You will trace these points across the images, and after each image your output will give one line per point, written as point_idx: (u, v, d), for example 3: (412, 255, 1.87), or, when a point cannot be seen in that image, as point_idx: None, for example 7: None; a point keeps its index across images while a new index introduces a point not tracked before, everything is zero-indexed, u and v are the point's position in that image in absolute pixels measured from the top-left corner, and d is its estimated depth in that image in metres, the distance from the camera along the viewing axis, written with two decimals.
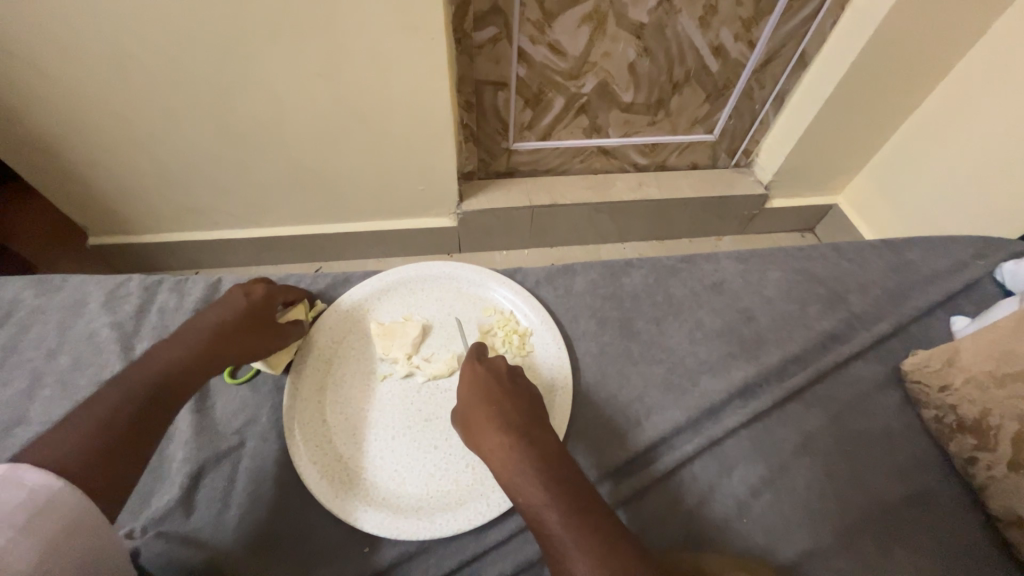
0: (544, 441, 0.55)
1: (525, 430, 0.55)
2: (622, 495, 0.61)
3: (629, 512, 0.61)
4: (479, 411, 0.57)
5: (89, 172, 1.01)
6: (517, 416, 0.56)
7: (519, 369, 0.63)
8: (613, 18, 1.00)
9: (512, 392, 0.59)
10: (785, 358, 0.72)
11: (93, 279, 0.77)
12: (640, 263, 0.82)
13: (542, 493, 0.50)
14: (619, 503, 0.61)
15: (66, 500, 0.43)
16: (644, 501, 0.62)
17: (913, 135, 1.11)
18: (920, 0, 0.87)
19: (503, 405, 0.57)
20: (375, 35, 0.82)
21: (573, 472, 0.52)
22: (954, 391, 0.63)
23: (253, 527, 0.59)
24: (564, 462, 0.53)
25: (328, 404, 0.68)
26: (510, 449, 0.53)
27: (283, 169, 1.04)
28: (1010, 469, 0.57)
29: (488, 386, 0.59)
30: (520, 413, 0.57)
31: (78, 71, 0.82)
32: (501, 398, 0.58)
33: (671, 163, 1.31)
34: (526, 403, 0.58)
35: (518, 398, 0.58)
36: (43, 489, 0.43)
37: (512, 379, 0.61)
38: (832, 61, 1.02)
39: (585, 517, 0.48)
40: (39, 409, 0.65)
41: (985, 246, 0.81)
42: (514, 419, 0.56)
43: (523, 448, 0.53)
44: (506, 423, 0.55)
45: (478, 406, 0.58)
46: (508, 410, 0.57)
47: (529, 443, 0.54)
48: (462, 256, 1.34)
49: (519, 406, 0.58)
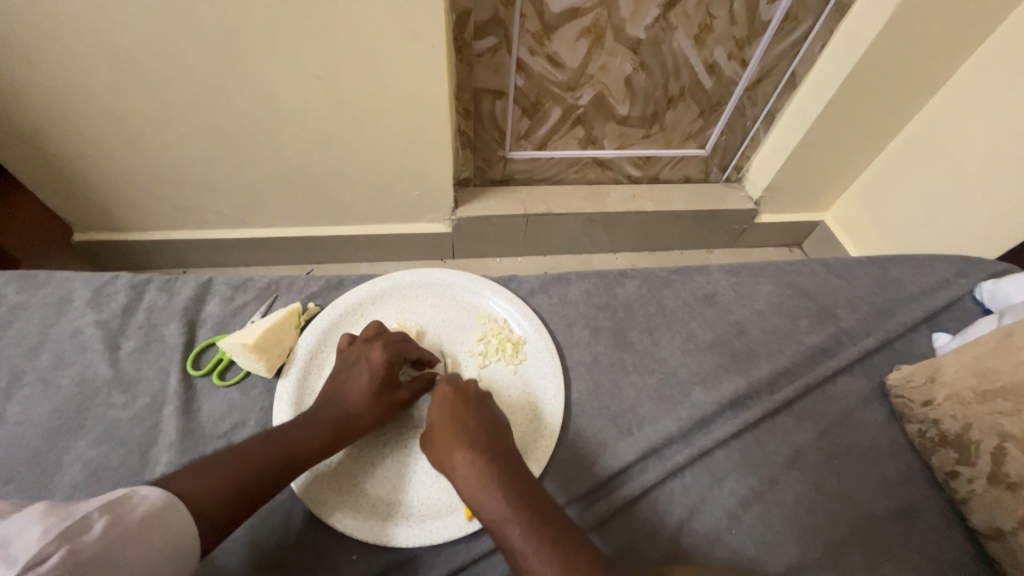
0: (508, 457, 0.54)
1: (488, 447, 0.54)
2: (596, 516, 0.60)
3: (603, 534, 0.60)
4: (445, 428, 0.56)
5: (77, 167, 0.99)
6: (482, 433, 0.56)
7: (487, 393, 0.61)
8: (610, 33, 1.01)
9: (478, 409, 0.58)
10: (775, 370, 0.73)
11: (79, 276, 0.75)
12: (634, 273, 0.83)
13: (503, 509, 0.50)
14: (594, 524, 0.60)
15: (195, 547, 0.46)
16: (620, 521, 0.61)
17: (897, 157, 1.15)
18: (904, 30, 0.91)
19: (469, 423, 0.56)
20: (378, 40, 0.82)
21: (538, 487, 0.53)
22: (936, 407, 0.64)
23: (239, 534, 0.58)
24: (528, 479, 0.53)
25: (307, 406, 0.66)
26: (474, 467, 0.53)
27: (277, 169, 1.03)
28: (990, 483, 0.58)
29: (454, 403, 0.58)
30: (484, 430, 0.56)
31: (69, 64, 0.81)
32: (466, 414, 0.57)
33: (664, 176, 1.34)
34: (490, 421, 0.57)
35: (483, 414, 0.58)
36: (159, 507, 0.45)
37: (479, 394, 0.60)
38: (820, 83, 1.05)
39: (548, 529, 0.49)
40: (18, 409, 0.63)
41: (966, 266, 0.84)
42: (479, 437, 0.55)
43: (485, 465, 0.53)
44: (471, 440, 0.55)
45: (443, 422, 0.56)
46: (472, 427, 0.56)
47: (491, 459, 0.53)
48: (456, 262, 1.34)
49: (483, 422, 0.57)
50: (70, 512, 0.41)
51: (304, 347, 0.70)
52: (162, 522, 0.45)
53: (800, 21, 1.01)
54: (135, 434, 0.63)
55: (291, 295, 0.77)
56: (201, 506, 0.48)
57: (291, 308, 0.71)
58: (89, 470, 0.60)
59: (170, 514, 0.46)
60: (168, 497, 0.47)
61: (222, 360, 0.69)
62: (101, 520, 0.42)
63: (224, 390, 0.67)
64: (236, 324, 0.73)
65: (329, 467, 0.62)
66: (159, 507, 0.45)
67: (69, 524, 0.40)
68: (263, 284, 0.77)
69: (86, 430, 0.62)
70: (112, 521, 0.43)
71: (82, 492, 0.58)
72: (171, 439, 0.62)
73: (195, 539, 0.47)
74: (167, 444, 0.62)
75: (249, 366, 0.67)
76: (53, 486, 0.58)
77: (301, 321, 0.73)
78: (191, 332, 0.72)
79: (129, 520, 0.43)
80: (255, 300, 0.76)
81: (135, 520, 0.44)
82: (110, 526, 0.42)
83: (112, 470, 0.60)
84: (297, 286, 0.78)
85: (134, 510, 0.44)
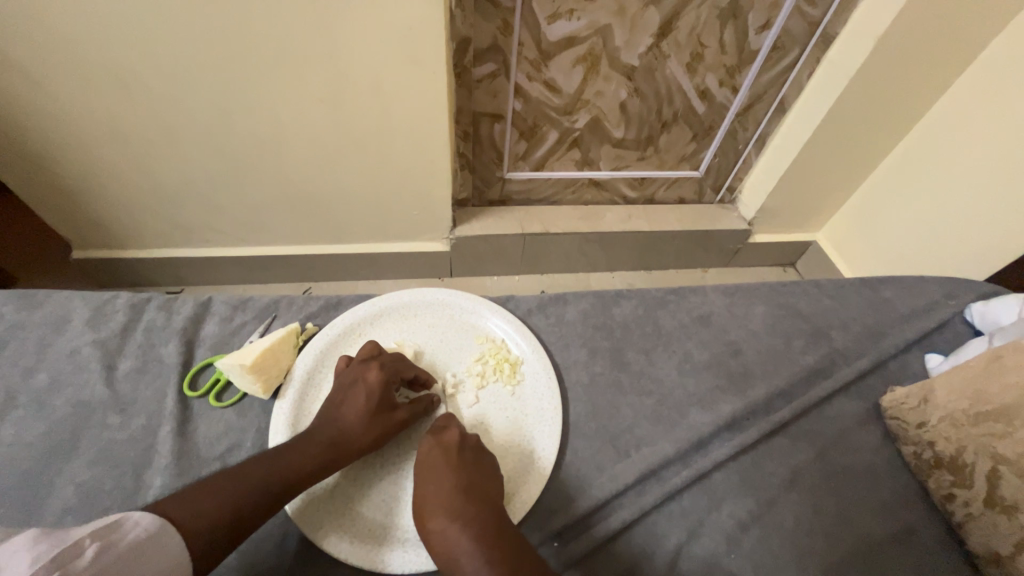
0: (484, 519, 0.54)
1: (463, 511, 0.54)
2: (583, 546, 0.59)
3: (586, 571, 0.58)
4: (425, 491, 0.57)
5: (80, 186, 1.00)
6: (460, 497, 0.55)
7: (476, 437, 0.63)
8: (605, 60, 1.05)
9: (458, 466, 0.58)
10: (771, 391, 0.74)
11: (78, 295, 0.75)
12: (630, 293, 0.84)
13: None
14: (585, 551, 0.59)
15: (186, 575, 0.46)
16: (611, 550, 0.60)
17: (885, 181, 1.18)
18: (885, 59, 0.95)
19: (444, 484, 0.56)
20: (380, 67, 0.85)
21: (516, 548, 0.52)
22: (930, 429, 0.65)
23: (234, 559, 0.57)
24: (505, 539, 0.53)
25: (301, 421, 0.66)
26: (449, 535, 0.53)
27: (277, 189, 1.05)
28: (986, 506, 0.58)
29: (435, 464, 0.58)
30: (462, 493, 0.56)
31: (78, 86, 0.84)
32: (443, 474, 0.57)
33: (659, 197, 1.36)
34: (469, 480, 0.57)
35: (462, 472, 0.58)
36: (150, 531, 0.45)
37: (460, 449, 0.60)
38: (809, 108, 1.09)
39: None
40: (11, 430, 0.63)
41: (956, 287, 0.85)
42: (454, 501, 0.55)
43: (460, 531, 0.53)
44: (447, 505, 0.55)
45: (423, 484, 0.57)
46: (448, 488, 0.56)
47: (465, 523, 0.53)
48: (453, 281, 1.35)
49: (460, 480, 0.57)
50: (61, 538, 0.41)
51: (301, 367, 0.70)
52: (153, 549, 0.44)
53: (788, 51, 1.05)
54: (130, 456, 0.62)
55: (290, 315, 0.77)
56: (197, 530, 0.47)
57: (290, 329, 0.72)
58: (82, 492, 0.59)
59: (161, 541, 0.45)
60: (163, 523, 0.46)
61: (220, 381, 0.69)
62: (91, 547, 0.42)
63: (220, 411, 0.67)
64: (234, 345, 0.73)
65: (325, 490, 0.62)
66: (151, 533, 0.45)
67: (59, 551, 0.40)
68: (262, 304, 0.78)
69: (81, 451, 0.62)
70: (103, 548, 0.42)
71: (74, 516, 0.58)
72: (166, 461, 0.61)
73: (187, 566, 0.46)
74: (162, 466, 0.61)
75: (246, 387, 0.67)
76: (45, 509, 0.58)
77: (300, 341, 0.73)
78: (189, 352, 0.72)
79: (121, 546, 0.43)
80: (253, 320, 0.76)
81: (126, 547, 0.43)
82: (101, 553, 0.42)
83: (106, 493, 0.59)
84: (296, 306, 0.79)
85: (126, 536, 0.44)
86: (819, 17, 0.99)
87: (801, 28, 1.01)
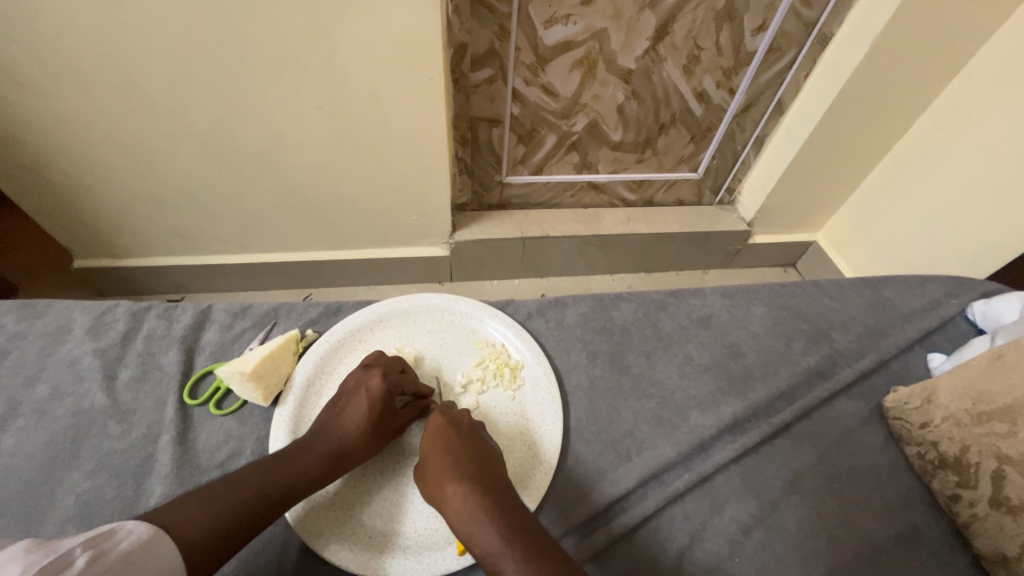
0: (501, 490, 0.54)
1: (482, 480, 0.55)
2: (588, 551, 0.59)
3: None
4: (437, 461, 0.57)
5: (79, 196, 1.01)
6: (474, 466, 0.56)
7: (480, 424, 0.63)
8: (602, 64, 1.05)
9: (471, 441, 0.59)
10: (772, 393, 0.73)
11: (78, 304, 0.75)
12: (629, 296, 0.84)
13: (498, 541, 0.49)
14: (590, 556, 0.59)
15: None
16: (614, 553, 0.59)
17: (885, 180, 1.18)
18: (881, 59, 0.95)
19: (459, 456, 0.57)
20: (377, 74, 0.86)
21: (533, 524, 0.52)
22: (933, 428, 0.65)
23: (233, 566, 0.56)
24: (520, 512, 0.53)
25: (298, 428, 0.66)
26: (467, 499, 0.53)
27: (276, 197, 1.05)
28: (991, 507, 0.58)
29: (446, 435, 0.59)
30: (476, 462, 0.56)
31: (75, 96, 0.84)
32: (458, 446, 0.58)
33: (658, 199, 1.36)
34: (483, 454, 0.58)
35: (476, 447, 0.58)
36: (141, 540, 0.45)
37: (471, 430, 0.61)
38: (806, 109, 1.09)
39: (541, 564, 0.47)
40: (11, 441, 0.63)
41: (957, 287, 0.85)
42: (469, 468, 0.55)
43: (477, 496, 0.53)
44: (461, 471, 0.55)
45: (435, 454, 0.57)
46: (463, 459, 0.56)
47: (483, 491, 0.54)
48: (453, 285, 1.34)
49: (474, 454, 0.57)
50: (51, 549, 0.41)
51: (301, 375, 0.71)
52: (145, 558, 0.44)
53: (784, 52, 1.06)
54: (131, 466, 0.62)
55: (289, 322, 0.77)
56: (196, 539, 0.47)
57: (289, 336, 0.72)
58: (82, 502, 0.59)
59: (154, 549, 0.45)
60: (156, 531, 0.46)
61: (220, 389, 0.69)
62: (82, 556, 0.41)
63: (220, 419, 0.67)
64: (234, 352, 0.73)
65: (325, 498, 0.62)
66: (145, 542, 0.45)
67: (49, 561, 0.40)
68: (262, 312, 0.78)
69: (81, 460, 0.62)
70: (93, 557, 0.42)
71: (75, 525, 0.58)
72: (166, 470, 0.61)
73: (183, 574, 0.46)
74: (162, 475, 0.61)
75: (246, 394, 0.67)
76: (44, 520, 0.58)
77: (299, 348, 0.74)
78: (189, 361, 0.72)
79: (112, 555, 0.43)
80: (253, 327, 0.76)
81: (118, 556, 0.43)
82: (92, 562, 0.41)
83: (106, 502, 0.59)
84: (295, 312, 0.79)
85: (118, 544, 0.43)
86: (814, 18, 1.00)
87: (797, 29, 1.02)
